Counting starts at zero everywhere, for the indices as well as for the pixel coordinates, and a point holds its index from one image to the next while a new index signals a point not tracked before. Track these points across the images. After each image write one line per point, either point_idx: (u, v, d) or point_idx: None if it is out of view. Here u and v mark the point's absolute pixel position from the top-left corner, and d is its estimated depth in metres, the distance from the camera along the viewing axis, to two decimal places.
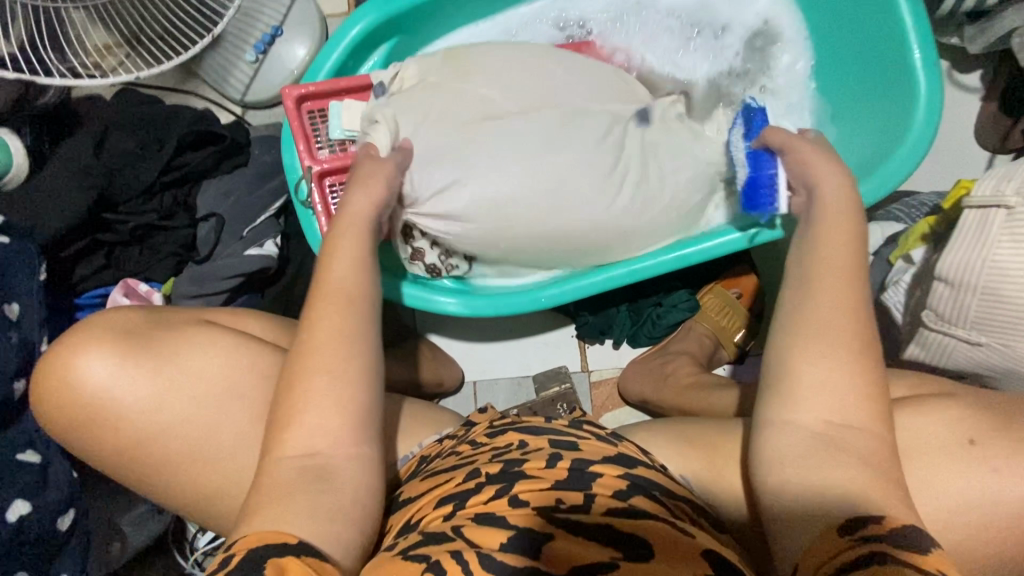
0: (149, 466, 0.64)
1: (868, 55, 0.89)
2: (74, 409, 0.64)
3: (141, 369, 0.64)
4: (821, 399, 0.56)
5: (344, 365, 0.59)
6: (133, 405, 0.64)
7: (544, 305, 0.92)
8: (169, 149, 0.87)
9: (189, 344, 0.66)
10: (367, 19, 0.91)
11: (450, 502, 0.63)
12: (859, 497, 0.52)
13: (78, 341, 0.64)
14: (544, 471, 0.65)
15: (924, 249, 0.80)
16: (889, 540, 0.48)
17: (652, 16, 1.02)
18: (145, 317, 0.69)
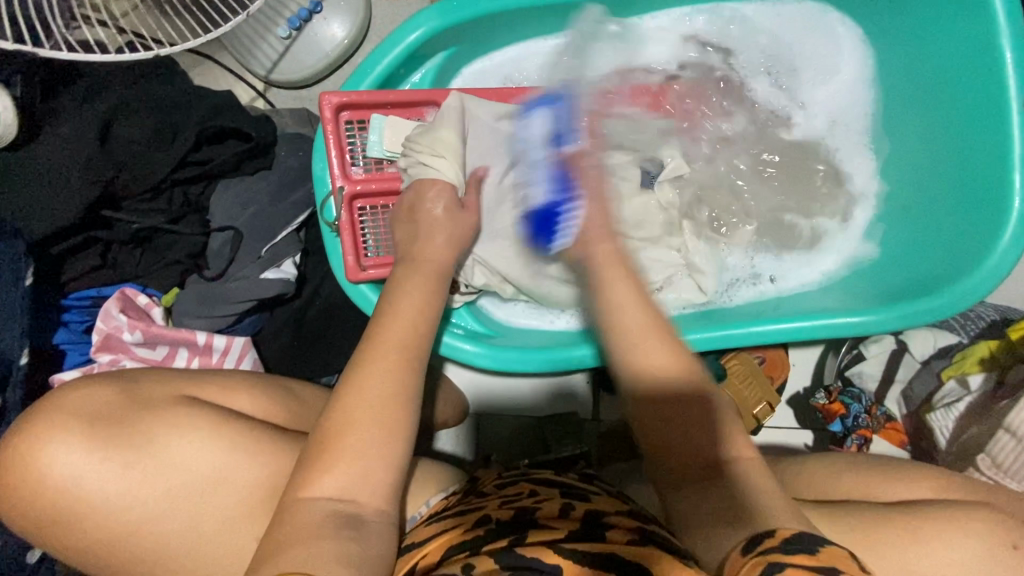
0: (140, 529, 0.57)
1: (957, 151, 0.80)
2: (37, 498, 0.55)
3: (116, 463, 0.56)
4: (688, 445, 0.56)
5: (356, 446, 0.54)
6: (109, 497, 0.56)
7: (574, 365, 0.85)
8: (185, 143, 0.76)
9: (171, 429, 0.59)
10: (428, 24, 0.80)
11: (458, 547, 0.59)
12: (752, 526, 0.47)
13: (40, 426, 0.56)
14: (555, 518, 0.62)
15: (982, 377, 0.80)
16: (780, 544, 0.44)
17: (730, 67, 0.93)
18: (119, 394, 0.60)
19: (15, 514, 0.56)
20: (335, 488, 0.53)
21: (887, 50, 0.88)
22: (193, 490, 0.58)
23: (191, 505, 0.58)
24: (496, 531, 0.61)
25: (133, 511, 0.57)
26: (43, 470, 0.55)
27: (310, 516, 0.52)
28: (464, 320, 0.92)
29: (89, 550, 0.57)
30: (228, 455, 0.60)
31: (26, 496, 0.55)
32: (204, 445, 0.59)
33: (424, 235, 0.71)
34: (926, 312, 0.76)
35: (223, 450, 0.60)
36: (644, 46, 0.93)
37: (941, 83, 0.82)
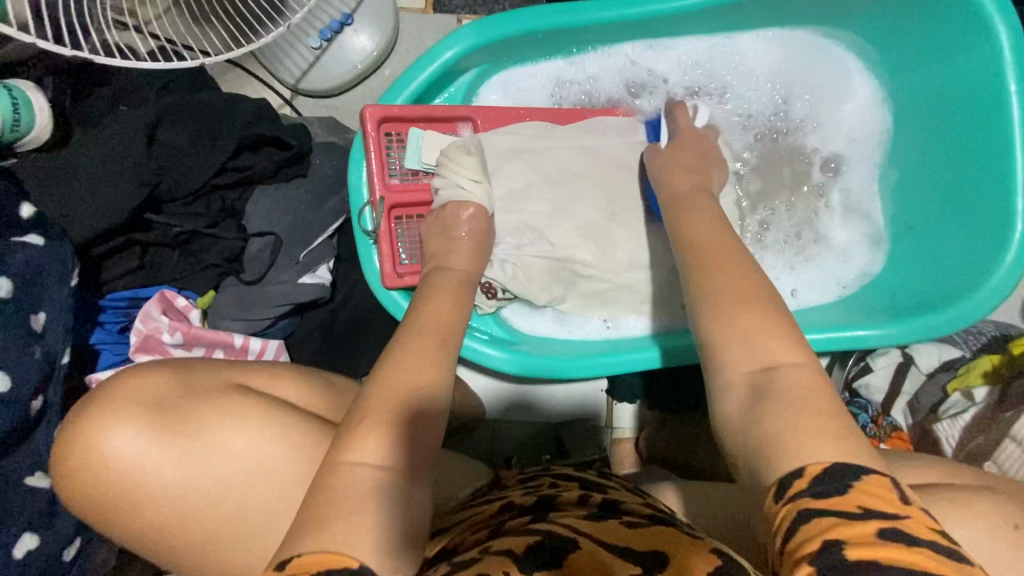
0: (196, 517, 0.58)
1: (963, 177, 0.85)
2: (98, 482, 0.57)
3: (169, 448, 0.58)
4: (739, 346, 0.51)
5: (403, 428, 0.54)
6: (159, 486, 0.57)
7: (596, 373, 0.88)
8: (227, 149, 0.78)
9: (222, 417, 0.61)
10: (465, 43, 0.83)
11: (486, 528, 0.63)
12: (800, 450, 0.44)
13: (100, 411, 0.58)
14: (576, 505, 0.66)
15: (987, 389, 0.84)
16: (811, 487, 0.41)
17: (745, 88, 0.98)
18: (171, 381, 0.62)
19: (74, 497, 0.58)
20: (374, 459, 0.52)
21: (899, 79, 0.92)
22: (245, 476, 0.60)
23: (240, 492, 0.59)
24: (519, 516, 0.64)
25: (189, 498, 0.58)
26: (104, 457, 0.57)
27: (351, 485, 0.50)
28: (489, 327, 0.94)
29: (147, 534, 0.58)
30: (277, 446, 0.61)
31: (85, 480, 0.57)
32: (257, 435, 0.61)
33: (455, 250, 0.76)
34: (938, 325, 0.80)
35: (274, 440, 0.61)
36: (663, 68, 0.96)
37: (946, 113, 0.86)
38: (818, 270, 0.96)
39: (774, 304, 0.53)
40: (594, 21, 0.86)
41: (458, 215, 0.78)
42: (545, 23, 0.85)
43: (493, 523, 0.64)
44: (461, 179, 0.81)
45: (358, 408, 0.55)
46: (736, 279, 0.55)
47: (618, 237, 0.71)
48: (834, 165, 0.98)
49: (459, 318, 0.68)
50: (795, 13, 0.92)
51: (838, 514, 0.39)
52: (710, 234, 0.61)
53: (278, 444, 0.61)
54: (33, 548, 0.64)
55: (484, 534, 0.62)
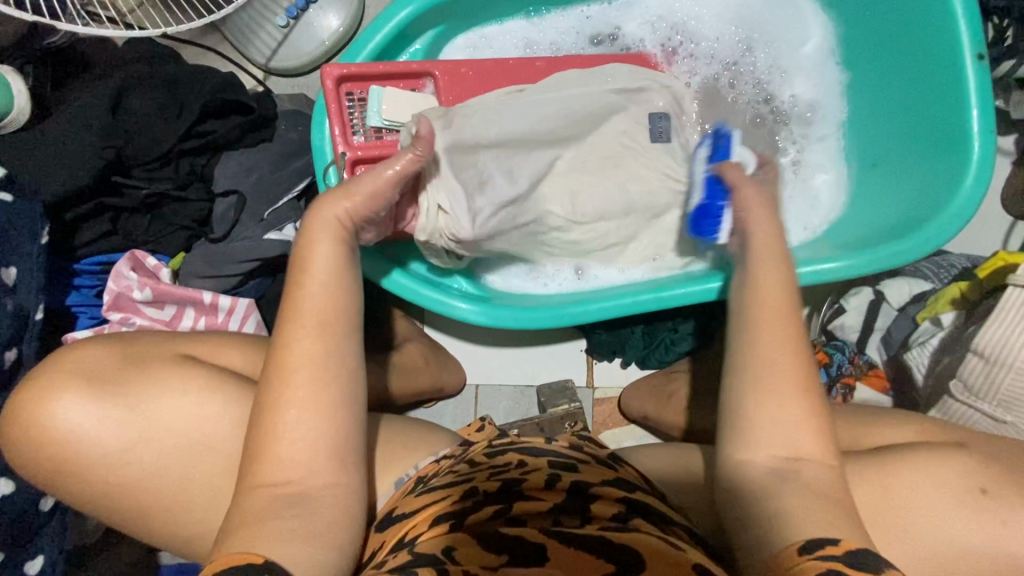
0: (139, 484, 0.62)
1: (921, 107, 0.85)
2: (46, 447, 0.62)
3: (115, 419, 0.62)
4: (774, 433, 0.56)
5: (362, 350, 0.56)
6: (101, 455, 0.62)
7: (566, 321, 0.89)
8: (191, 114, 0.81)
9: (163, 389, 0.64)
10: (416, 3, 0.86)
11: (447, 520, 0.62)
12: (819, 522, 0.51)
13: (50, 382, 0.62)
14: (544, 492, 0.67)
15: (954, 314, 0.84)
16: (826, 557, 0.48)
17: (704, 34, 0.98)
18: (117, 355, 0.66)
19: (26, 462, 0.62)
20: None
21: (849, 20, 0.94)
22: (188, 450, 0.63)
23: (183, 467, 0.63)
24: (481, 506, 0.64)
25: (130, 467, 0.62)
26: (53, 427, 0.61)
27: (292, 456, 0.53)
28: (460, 282, 0.96)
29: (97, 495, 0.63)
30: (215, 420, 0.64)
31: (34, 443, 0.62)
32: (195, 410, 0.64)
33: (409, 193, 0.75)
34: (905, 251, 0.79)
35: (209, 416, 0.64)
36: (620, 22, 0.98)
37: (899, 44, 0.87)
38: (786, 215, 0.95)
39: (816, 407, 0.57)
40: None
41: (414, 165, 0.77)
42: None
43: (455, 514, 0.63)
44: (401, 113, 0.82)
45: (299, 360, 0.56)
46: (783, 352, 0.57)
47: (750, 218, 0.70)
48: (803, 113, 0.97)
49: None
50: None
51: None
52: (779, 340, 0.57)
53: (217, 417, 0.64)
54: (7, 494, 0.66)
55: (446, 527, 0.61)
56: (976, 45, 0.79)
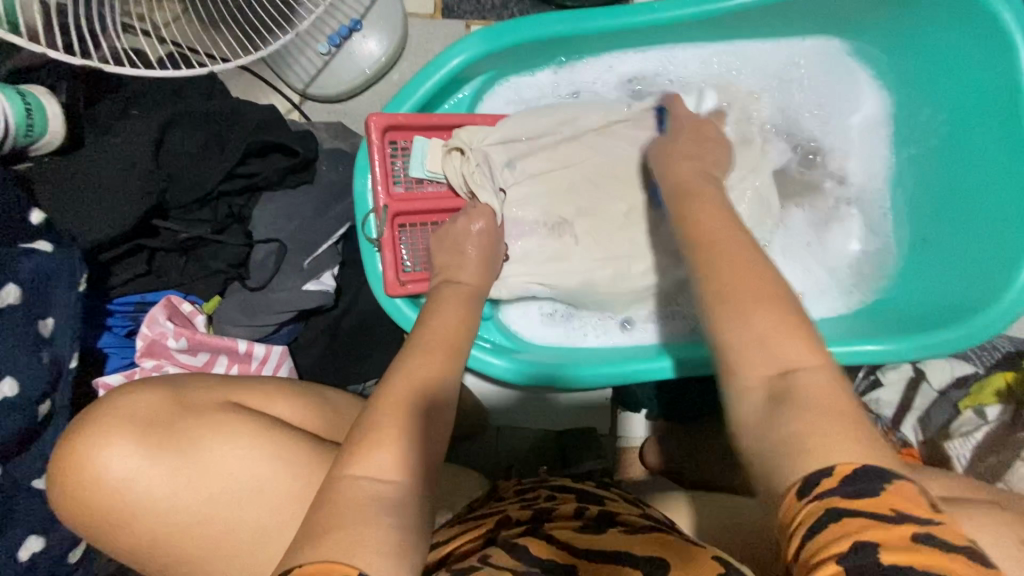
0: (188, 533, 0.57)
1: (980, 189, 0.83)
2: (93, 500, 0.56)
3: (165, 467, 0.57)
4: (752, 352, 0.46)
5: (407, 438, 0.54)
6: (150, 504, 0.56)
7: (599, 384, 0.87)
8: (233, 156, 0.78)
9: (214, 435, 0.59)
10: (470, 50, 0.83)
11: (488, 536, 0.64)
12: (832, 449, 0.41)
13: (96, 429, 0.57)
14: (573, 517, 0.66)
15: (1000, 408, 0.83)
16: (843, 485, 0.38)
17: (753, 88, 0.95)
18: (170, 398, 0.60)
19: (69, 513, 0.57)
20: (377, 470, 0.52)
21: (912, 91, 0.91)
22: (236, 498, 0.58)
23: (230, 512, 0.58)
24: (515, 527, 0.65)
25: (177, 516, 0.56)
26: (96, 475, 0.55)
27: (353, 497, 0.50)
28: (492, 334, 0.94)
29: (144, 549, 0.57)
30: (266, 464, 0.59)
31: (82, 496, 0.56)
32: (247, 453, 0.59)
33: (462, 261, 0.77)
34: (952, 340, 0.78)
35: (261, 459, 0.59)
36: (672, 72, 0.95)
37: (963, 123, 0.85)
38: (824, 290, 0.95)
39: (793, 308, 0.48)
40: (600, 28, 0.85)
41: (469, 229, 0.79)
42: (551, 31, 0.84)
43: (488, 535, 0.64)
44: (476, 173, 0.85)
45: (365, 420, 0.56)
46: (737, 269, 0.50)
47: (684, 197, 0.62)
48: (849, 190, 0.96)
49: (464, 331, 0.68)
50: (809, 20, 0.90)
51: (871, 515, 0.37)
52: (661, 305, 0.55)
53: (272, 461, 0.59)
54: (38, 550, 0.65)
55: (480, 543, 0.63)
56: None
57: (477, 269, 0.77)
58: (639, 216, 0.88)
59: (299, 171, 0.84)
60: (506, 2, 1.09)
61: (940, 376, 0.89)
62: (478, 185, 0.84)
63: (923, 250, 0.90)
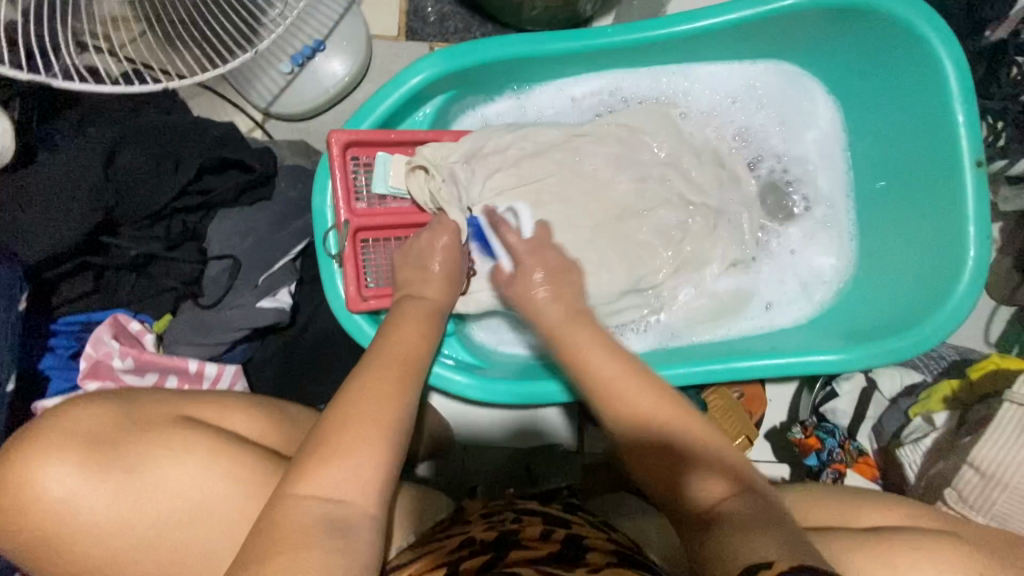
0: (131, 556, 0.54)
1: (919, 204, 0.88)
2: (29, 520, 0.53)
3: (109, 484, 0.54)
4: (667, 434, 0.64)
5: (366, 453, 0.53)
6: (93, 524, 0.53)
7: (562, 399, 0.87)
8: (187, 173, 0.78)
9: (163, 450, 0.56)
10: (430, 71, 0.85)
11: (448, 563, 0.61)
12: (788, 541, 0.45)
13: (36, 444, 0.54)
14: (539, 541, 0.65)
15: (947, 414, 0.85)
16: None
17: (706, 109, 0.99)
18: (116, 411, 0.58)
19: (3, 537, 0.53)
20: (330, 487, 0.51)
21: (855, 111, 0.96)
22: (185, 519, 0.56)
23: (178, 534, 0.55)
24: (478, 552, 0.63)
25: (120, 535, 0.54)
26: (34, 492, 0.52)
27: (304, 517, 0.48)
28: (455, 351, 0.93)
29: (81, 575, 0.54)
30: (219, 481, 0.57)
31: (17, 516, 0.53)
32: (199, 469, 0.57)
33: (425, 277, 0.77)
34: (900, 349, 0.81)
35: (213, 475, 0.57)
36: (629, 91, 0.98)
37: (902, 141, 0.90)
38: (781, 303, 0.97)
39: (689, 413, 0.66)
40: (558, 50, 0.88)
41: (435, 244, 0.79)
42: (510, 53, 0.86)
43: (448, 561, 0.62)
44: (443, 186, 0.85)
45: (316, 436, 0.54)
46: (654, 403, 0.67)
47: (570, 322, 0.76)
48: (807, 204, 0.99)
49: (424, 346, 0.68)
50: (757, 45, 0.94)
51: None
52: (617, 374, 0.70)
53: (226, 477, 0.57)
54: None
55: (440, 570, 0.60)
56: (975, 152, 0.82)
57: (439, 285, 0.77)
58: (601, 231, 0.90)
59: (257, 188, 0.84)
60: (469, 25, 1.12)
61: (891, 384, 0.92)
62: (446, 199, 0.84)
63: (874, 263, 0.94)
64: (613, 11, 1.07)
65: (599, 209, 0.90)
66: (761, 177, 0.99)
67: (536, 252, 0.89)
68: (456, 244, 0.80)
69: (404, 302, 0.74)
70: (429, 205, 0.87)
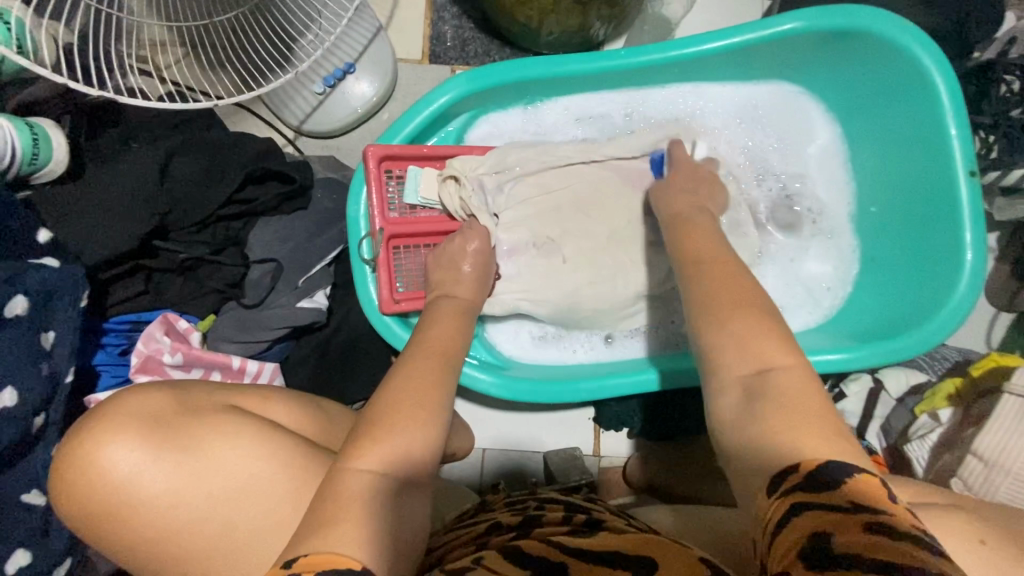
0: (187, 530, 0.58)
1: (917, 213, 0.94)
2: (98, 494, 0.57)
3: (171, 462, 0.58)
4: (732, 352, 0.55)
5: (412, 434, 0.58)
6: (155, 499, 0.57)
7: (582, 397, 0.91)
8: (233, 183, 0.84)
9: (219, 433, 0.61)
10: (457, 90, 0.91)
11: (476, 543, 0.65)
12: (777, 454, 0.48)
13: (106, 424, 0.58)
14: (560, 522, 0.68)
15: (951, 411, 0.89)
16: (802, 484, 0.45)
17: (712, 125, 1.05)
18: (175, 397, 0.63)
19: (72, 511, 0.58)
20: (379, 464, 0.55)
21: (853, 128, 1.02)
22: (238, 497, 0.60)
23: (231, 512, 0.59)
24: (504, 533, 0.66)
25: (179, 511, 0.58)
26: (103, 468, 0.57)
27: (358, 490, 0.53)
28: (478, 352, 0.97)
29: (142, 548, 0.58)
30: (269, 463, 0.61)
31: (86, 490, 0.57)
32: (250, 452, 0.61)
33: (456, 279, 0.82)
34: (904, 349, 0.85)
35: (264, 458, 0.61)
36: (641, 108, 1.04)
37: (898, 154, 0.96)
38: (789, 308, 1.02)
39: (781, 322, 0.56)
40: (575, 72, 0.95)
41: (464, 249, 0.85)
42: (531, 74, 0.93)
43: (479, 542, 0.65)
44: (470, 196, 0.91)
45: (364, 420, 0.59)
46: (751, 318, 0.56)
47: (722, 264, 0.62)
48: (812, 214, 1.04)
49: (457, 340, 0.73)
50: (761, 66, 1.01)
51: (837, 509, 0.42)
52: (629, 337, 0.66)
53: (276, 462, 0.61)
54: (23, 565, 0.65)
55: (469, 550, 0.64)
56: (968, 163, 0.87)
57: (469, 288, 0.82)
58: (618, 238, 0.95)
59: (296, 198, 0.89)
60: (488, 49, 1.19)
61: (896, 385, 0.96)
62: (473, 209, 0.91)
63: (876, 269, 0.99)
64: (624, 36, 1.14)
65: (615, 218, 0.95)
66: (766, 190, 1.05)
67: (556, 258, 0.94)
68: (483, 250, 0.85)
69: (436, 303, 0.79)
70: (461, 214, 0.93)
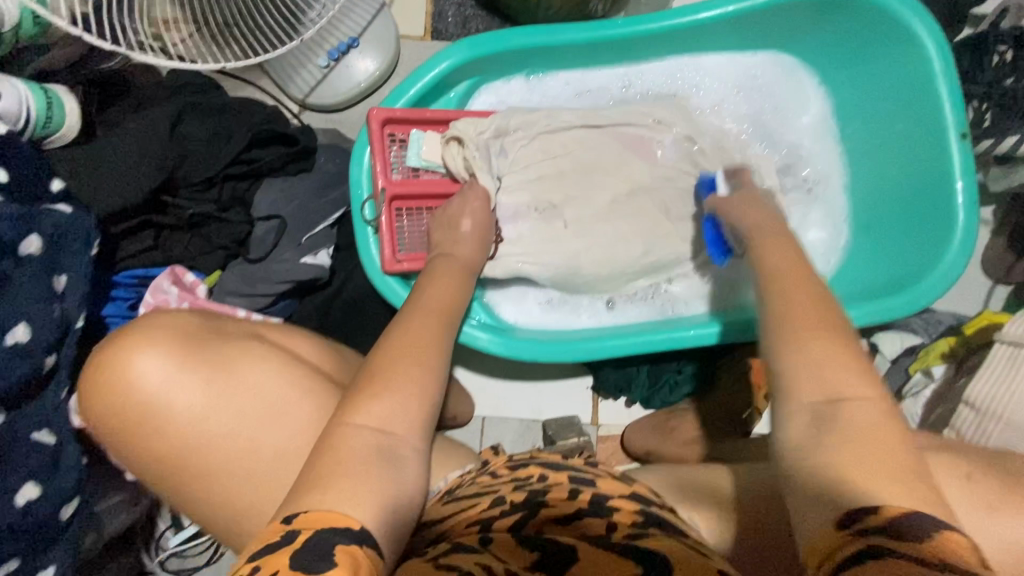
0: (213, 443, 0.60)
1: (911, 177, 0.95)
2: (132, 400, 0.60)
3: (200, 377, 0.61)
4: (809, 371, 0.52)
5: (413, 378, 0.60)
6: (185, 411, 0.60)
7: (582, 356, 0.92)
8: (239, 142, 0.86)
9: (249, 355, 0.64)
10: (458, 56, 0.93)
11: (478, 527, 0.58)
12: (863, 491, 0.45)
13: (139, 337, 0.61)
14: (567, 502, 0.61)
15: (944, 367, 0.90)
16: (886, 527, 0.42)
17: (708, 95, 1.07)
18: (201, 322, 0.66)
19: (105, 418, 0.61)
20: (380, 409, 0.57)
21: (847, 96, 1.04)
22: (261, 416, 0.62)
23: (252, 432, 0.61)
24: (509, 513, 0.59)
25: (207, 422, 0.60)
26: (137, 377, 0.60)
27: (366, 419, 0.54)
28: (478, 314, 0.98)
29: (168, 458, 0.60)
30: (292, 387, 0.63)
31: (118, 399, 0.60)
32: (279, 373, 0.63)
33: (459, 239, 0.84)
34: (898, 307, 0.86)
35: (288, 381, 0.63)
36: (638, 79, 1.07)
37: (891, 120, 0.97)
38: None
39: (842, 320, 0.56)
40: (574, 41, 0.97)
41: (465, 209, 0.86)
42: (531, 41, 0.95)
43: (483, 521, 0.59)
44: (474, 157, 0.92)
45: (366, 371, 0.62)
46: (802, 307, 0.57)
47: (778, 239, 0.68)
48: (807, 182, 1.06)
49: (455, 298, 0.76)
50: (758, 36, 1.03)
51: (916, 559, 0.40)
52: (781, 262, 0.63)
53: (291, 386, 0.63)
54: (32, 499, 0.67)
55: (473, 535, 0.57)
56: (959, 125, 0.89)
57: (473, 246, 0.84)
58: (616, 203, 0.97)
59: (300, 159, 0.92)
60: (489, 28, 1.22)
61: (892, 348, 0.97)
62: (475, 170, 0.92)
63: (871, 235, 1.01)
64: (623, 12, 1.17)
65: (613, 182, 0.97)
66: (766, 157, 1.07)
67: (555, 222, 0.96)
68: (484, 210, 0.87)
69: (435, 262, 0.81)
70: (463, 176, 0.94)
